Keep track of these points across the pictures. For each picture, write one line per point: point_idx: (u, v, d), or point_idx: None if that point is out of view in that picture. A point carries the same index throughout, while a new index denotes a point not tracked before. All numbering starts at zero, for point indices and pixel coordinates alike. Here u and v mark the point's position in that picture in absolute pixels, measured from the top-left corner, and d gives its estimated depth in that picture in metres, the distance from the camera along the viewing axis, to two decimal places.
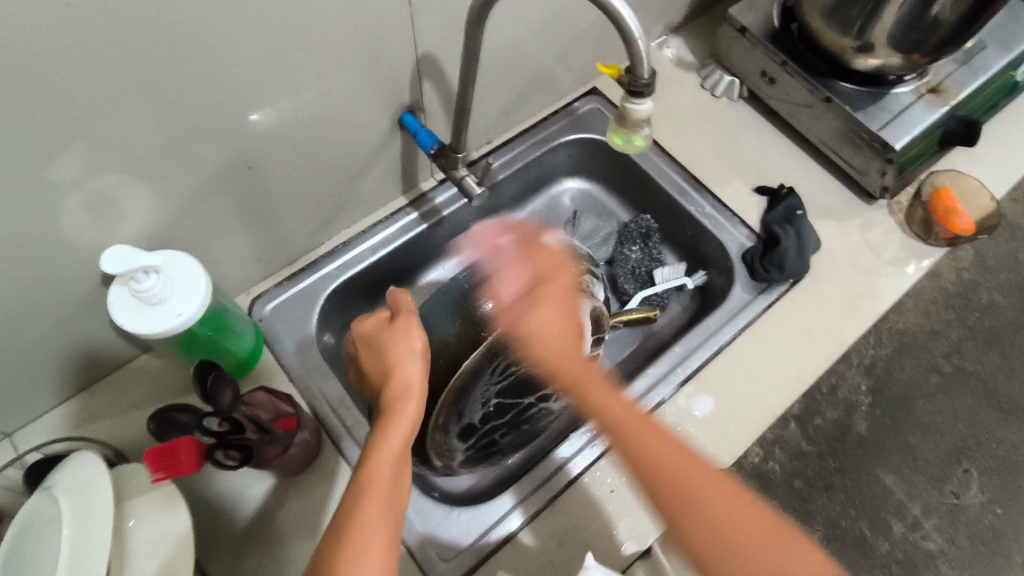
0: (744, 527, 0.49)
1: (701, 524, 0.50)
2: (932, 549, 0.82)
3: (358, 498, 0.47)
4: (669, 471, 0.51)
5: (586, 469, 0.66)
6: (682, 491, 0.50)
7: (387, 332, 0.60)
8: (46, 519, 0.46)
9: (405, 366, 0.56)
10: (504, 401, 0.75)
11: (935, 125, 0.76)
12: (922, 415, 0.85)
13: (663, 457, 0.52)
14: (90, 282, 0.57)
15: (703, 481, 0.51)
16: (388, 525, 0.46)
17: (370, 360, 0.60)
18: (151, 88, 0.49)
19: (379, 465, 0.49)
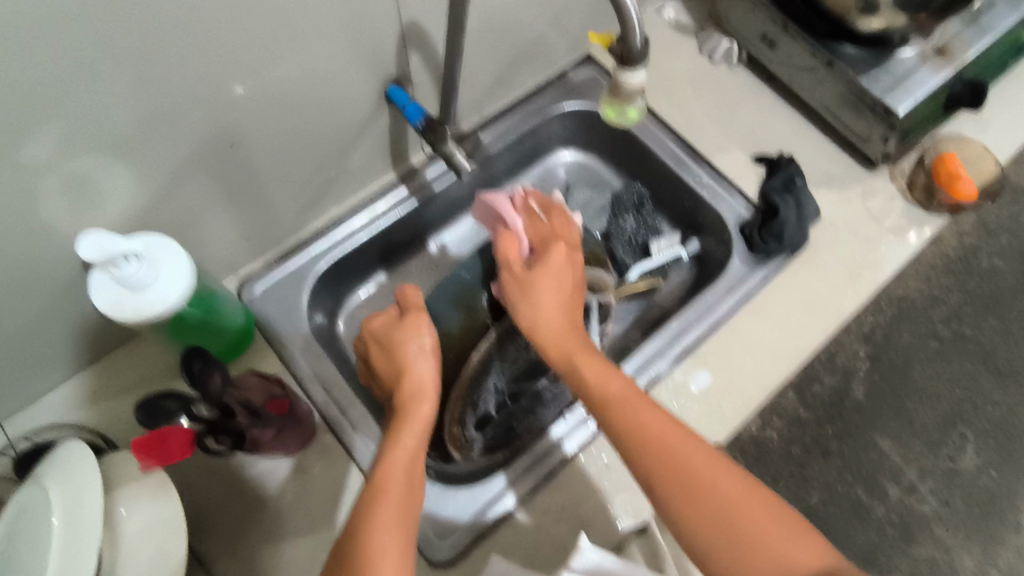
0: (739, 504, 0.50)
1: (702, 520, 0.50)
2: (927, 512, 0.82)
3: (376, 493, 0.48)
4: (665, 463, 0.51)
5: (573, 458, 0.65)
6: (679, 476, 0.51)
7: (397, 331, 0.60)
8: (38, 509, 0.46)
9: (417, 363, 0.58)
10: (516, 387, 0.76)
11: (940, 88, 0.73)
12: (919, 380, 0.85)
13: (656, 435, 0.53)
14: (72, 267, 0.56)
15: (699, 468, 0.51)
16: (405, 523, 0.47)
17: (378, 359, 0.61)
18: (123, 65, 0.47)
19: (392, 464, 0.50)
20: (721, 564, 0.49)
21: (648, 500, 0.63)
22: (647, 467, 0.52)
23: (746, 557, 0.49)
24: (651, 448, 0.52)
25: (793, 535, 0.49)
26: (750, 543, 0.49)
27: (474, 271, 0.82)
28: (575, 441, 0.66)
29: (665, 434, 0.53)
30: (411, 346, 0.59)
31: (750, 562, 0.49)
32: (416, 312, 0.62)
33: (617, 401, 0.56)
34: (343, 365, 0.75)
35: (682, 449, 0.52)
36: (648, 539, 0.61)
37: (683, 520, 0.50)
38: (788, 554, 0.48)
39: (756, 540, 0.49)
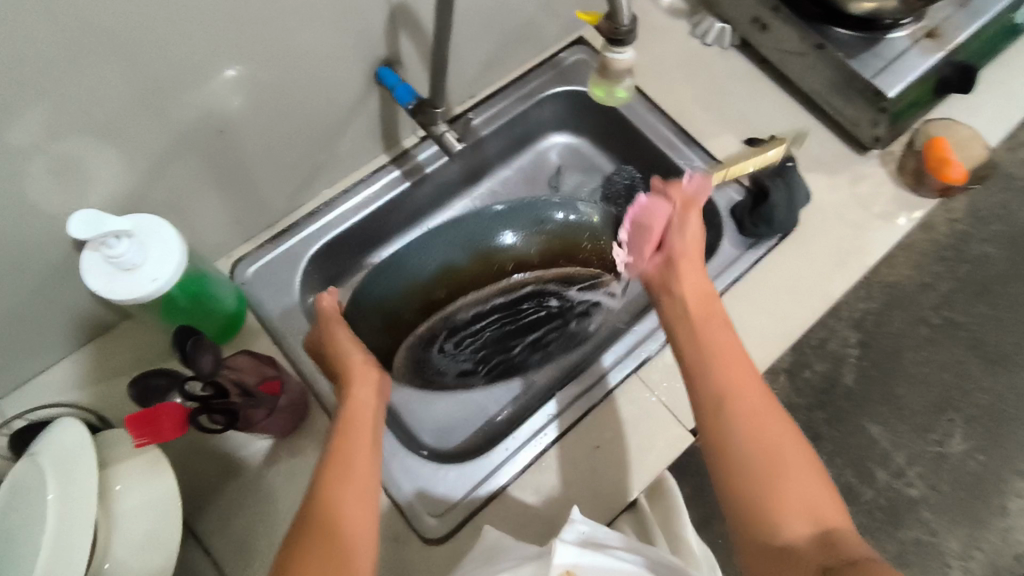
0: (789, 461, 0.47)
1: (761, 450, 0.48)
2: (916, 496, 0.95)
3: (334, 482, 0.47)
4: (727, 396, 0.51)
5: (613, 390, 0.68)
6: (737, 410, 0.50)
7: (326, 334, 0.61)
8: (32, 486, 0.47)
9: (348, 352, 0.58)
10: (501, 341, 0.74)
11: (930, 72, 0.73)
12: (910, 366, 0.95)
13: (730, 380, 0.52)
14: (61, 247, 0.56)
15: (765, 422, 0.49)
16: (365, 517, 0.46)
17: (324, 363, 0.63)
18: (107, 45, 0.47)
19: (349, 459, 0.49)
20: (750, 503, 0.46)
21: (638, 477, 0.64)
22: (729, 388, 0.52)
23: (780, 506, 0.46)
24: (720, 386, 0.52)
25: (831, 492, 0.47)
26: (789, 480, 0.46)
27: (487, 218, 0.68)
28: (624, 369, 0.69)
29: (738, 379, 0.52)
30: (338, 337, 0.60)
31: (787, 495, 0.46)
32: (330, 311, 0.62)
33: (711, 336, 0.56)
34: None
35: (744, 390, 0.51)
36: (637, 515, 0.63)
37: (733, 449, 0.49)
38: (825, 509, 0.45)
39: (797, 481, 0.46)
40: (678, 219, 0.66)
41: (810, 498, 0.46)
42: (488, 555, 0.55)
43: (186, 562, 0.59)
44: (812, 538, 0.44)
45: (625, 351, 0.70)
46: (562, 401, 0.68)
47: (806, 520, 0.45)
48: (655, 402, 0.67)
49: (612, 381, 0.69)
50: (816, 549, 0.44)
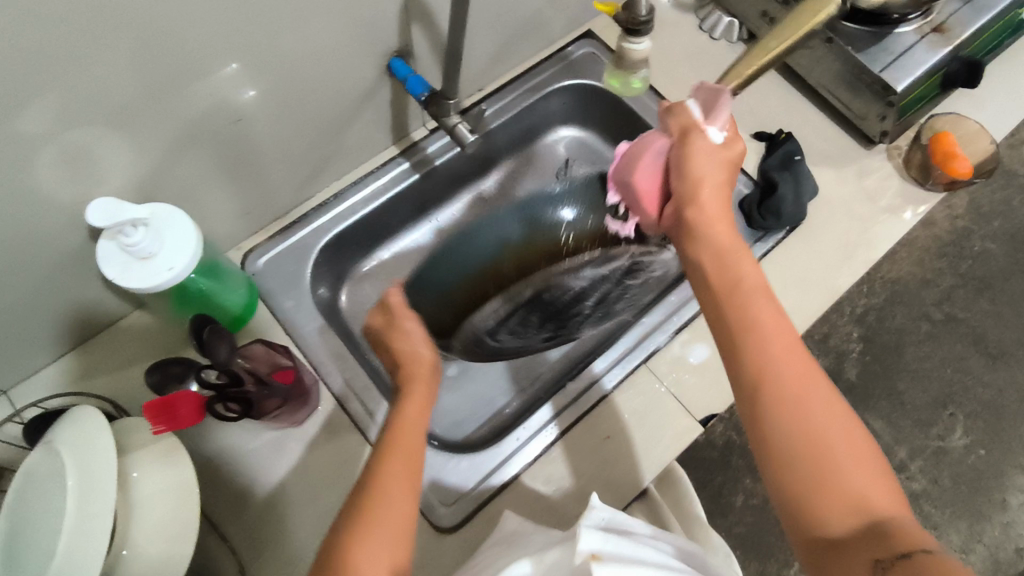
0: (833, 446, 0.44)
1: (802, 439, 0.45)
2: (916, 489, 1.02)
3: (377, 476, 0.46)
4: (764, 372, 0.47)
5: (609, 393, 0.68)
6: (777, 391, 0.46)
7: (393, 329, 0.61)
8: (50, 472, 0.47)
9: (416, 349, 0.59)
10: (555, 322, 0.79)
11: (937, 66, 0.74)
12: (911, 360, 1.04)
13: (766, 354, 0.48)
14: (73, 235, 0.56)
15: (805, 402, 0.46)
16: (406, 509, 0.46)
17: (385, 351, 0.61)
18: (122, 33, 0.47)
19: (389, 475, 0.46)
20: (794, 491, 0.44)
21: (648, 467, 0.65)
22: (773, 368, 0.47)
23: (823, 496, 0.43)
24: (757, 363, 0.48)
25: (883, 474, 0.44)
26: (838, 467, 0.44)
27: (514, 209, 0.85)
28: (618, 373, 0.69)
29: (776, 350, 0.48)
30: (408, 330, 0.61)
31: (831, 484, 0.43)
32: (399, 307, 0.62)
33: (747, 299, 0.50)
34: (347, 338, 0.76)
35: (785, 366, 0.47)
36: (650, 504, 0.64)
37: (775, 435, 0.45)
38: (873, 495, 0.43)
39: (845, 466, 0.44)
40: (689, 151, 0.59)
41: (855, 483, 0.43)
42: (507, 541, 0.56)
43: (201, 549, 0.59)
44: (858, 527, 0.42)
45: (624, 351, 0.70)
46: (568, 395, 0.68)
47: (851, 508, 0.43)
48: (663, 392, 0.68)
49: (607, 385, 0.68)
50: (864, 540, 0.41)
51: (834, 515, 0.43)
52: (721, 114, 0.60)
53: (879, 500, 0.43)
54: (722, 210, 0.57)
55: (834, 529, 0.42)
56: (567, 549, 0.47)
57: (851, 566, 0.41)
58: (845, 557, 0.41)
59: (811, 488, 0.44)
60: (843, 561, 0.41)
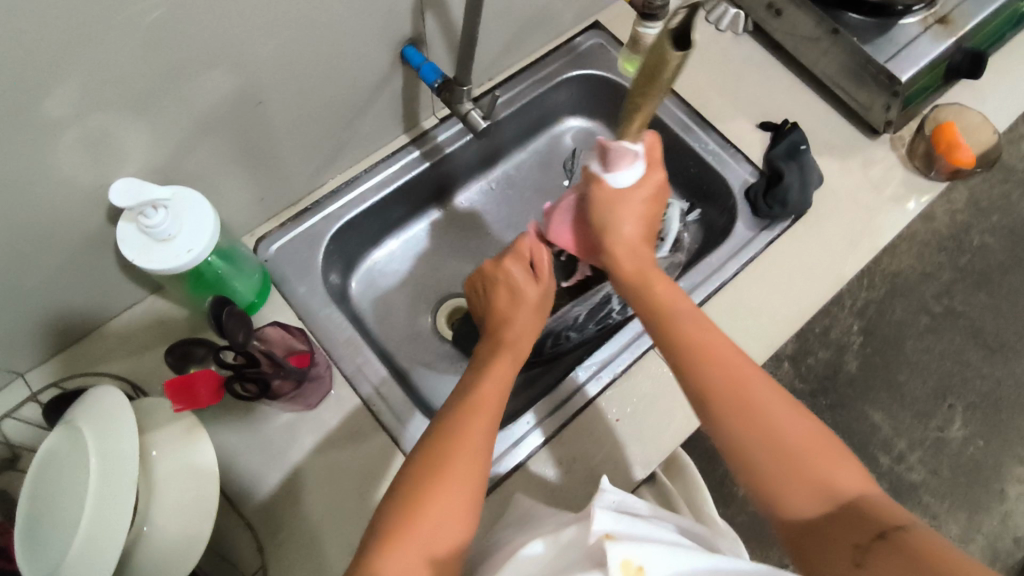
0: (791, 437, 0.46)
1: (760, 436, 0.47)
2: (916, 480, 1.04)
3: (432, 488, 0.46)
4: (714, 379, 0.49)
5: (593, 400, 0.68)
6: (727, 397, 0.49)
7: (529, 281, 0.64)
8: (72, 450, 0.47)
9: (528, 309, 0.63)
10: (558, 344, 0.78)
11: (942, 57, 0.75)
12: (911, 354, 1.04)
13: (706, 359, 0.50)
14: (93, 217, 0.56)
15: (756, 396, 0.48)
16: (473, 483, 0.47)
17: (502, 297, 0.64)
18: (148, 15, 0.47)
19: (461, 477, 0.47)
20: (765, 482, 0.46)
21: (657, 451, 0.66)
22: (719, 392, 0.49)
23: (797, 486, 0.45)
24: (704, 373, 0.50)
25: (842, 458, 0.46)
26: (805, 461, 0.45)
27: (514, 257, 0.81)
28: (601, 381, 0.69)
29: (722, 353, 0.51)
30: (528, 292, 0.64)
31: (800, 474, 0.45)
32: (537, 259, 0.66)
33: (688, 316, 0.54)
34: (357, 325, 0.77)
35: (737, 369, 0.50)
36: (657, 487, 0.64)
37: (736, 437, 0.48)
38: (847, 479, 0.45)
39: (806, 459, 0.46)
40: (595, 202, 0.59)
41: (823, 467, 0.45)
42: (522, 521, 0.56)
43: (218, 530, 0.59)
44: (829, 509, 0.44)
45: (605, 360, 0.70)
46: (559, 395, 0.68)
47: (818, 496, 0.44)
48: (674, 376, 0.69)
49: (591, 392, 0.68)
50: (836, 523, 0.43)
51: (800, 505, 0.44)
52: (625, 158, 0.57)
53: (843, 483, 0.44)
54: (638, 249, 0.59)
55: (804, 518, 0.44)
56: (582, 529, 0.47)
57: (831, 555, 0.42)
58: (824, 547, 0.42)
59: (782, 479, 0.45)
60: (823, 548, 0.42)
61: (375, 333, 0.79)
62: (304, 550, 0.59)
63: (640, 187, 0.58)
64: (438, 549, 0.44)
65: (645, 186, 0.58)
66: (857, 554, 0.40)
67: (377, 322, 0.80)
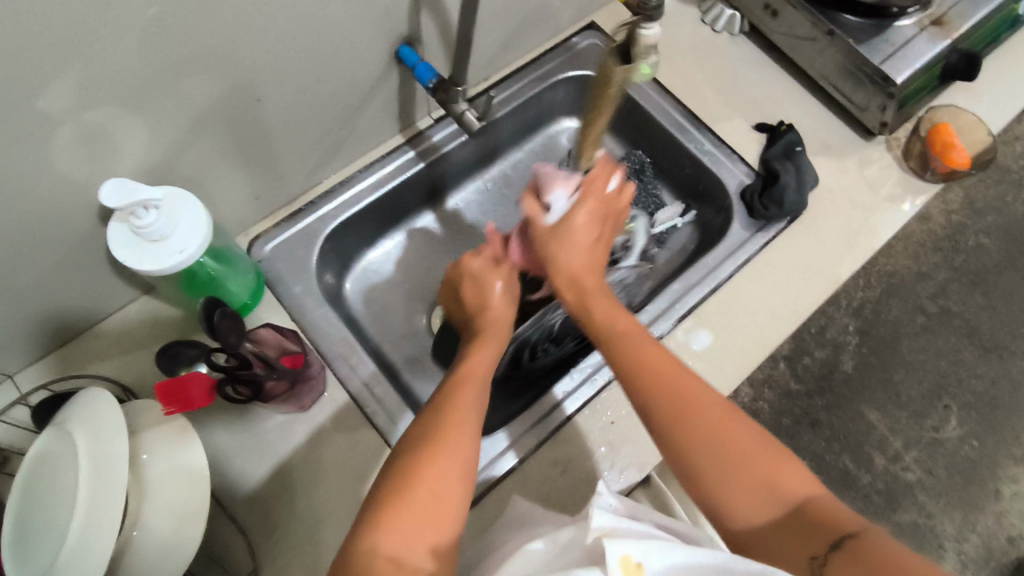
0: (736, 450, 0.49)
1: (709, 452, 0.49)
2: (911, 479, 1.03)
3: (398, 492, 0.45)
4: (666, 398, 0.51)
5: (572, 416, 0.67)
6: (677, 414, 0.50)
7: (491, 270, 0.65)
8: (62, 453, 0.47)
9: (497, 304, 0.63)
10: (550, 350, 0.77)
11: (937, 58, 0.75)
12: (907, 353, 1.03)
13: (654, 378, 0.52)
14: (86, 216, 0.56)
15: (703, 413, 0.50)
16: (467, 461, 0.48)
17: (468, 292, 0.65)
18: (144, 12, 0.47)
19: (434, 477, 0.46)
20: (718, 498, 0.48)
21: (652, 453, 0.65)
22: (663, 402, 0.51)
23: (746, 497, 0.47)
24: (655, 392, 0.52)
25: (789, 464, 0.48)
26: (754, 472, 0.48)
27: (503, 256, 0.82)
28: (579, 398, 0.68)
29: (669, 372, 0.52)
30: (495, 288, 0.64)
31: (749, 486, 0.47)
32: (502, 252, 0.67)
33: (635, 336, 0.56)
34: (352, 326, 0.77)
35: (685, 389, 0.51)
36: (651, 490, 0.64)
37: (687, 455, 0.49)
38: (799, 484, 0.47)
39: (755, 463, 0.48)
40: (542, 224, 0.63)
41: (773, 475, 0.48)
42: (518, 523, 0.56)
43: (210, 532, 0.59)
44: (779, 517, 0.46)
45: (591, 372, 0.69)
46: (539, 410, 0.67)
47: (773, 505, 0.46)
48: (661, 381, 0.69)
49: (570, 407, 0.68)
50: (791, 531, 0.45)
51: (754, 513, 0.47)
52: (557, 181, 0.66)
53: (793, 490, 0.47)
54: (590, 255, 0.60)
55: (757, 529, 0.46)
56: (582, 529, 0.47)
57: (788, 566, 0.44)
58: (781, 556, 0.45)
59: (730, 494, 0.48)
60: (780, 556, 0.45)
61: (369, 332, 0.79)
62: (298, 552, 0.59)
63: (581, 208, 0.61)
64: (441, 539, 0.45)
65: (583, 210, 0.61)
66: (815, 567, 0.43)
67: (371, 322, 0.80)
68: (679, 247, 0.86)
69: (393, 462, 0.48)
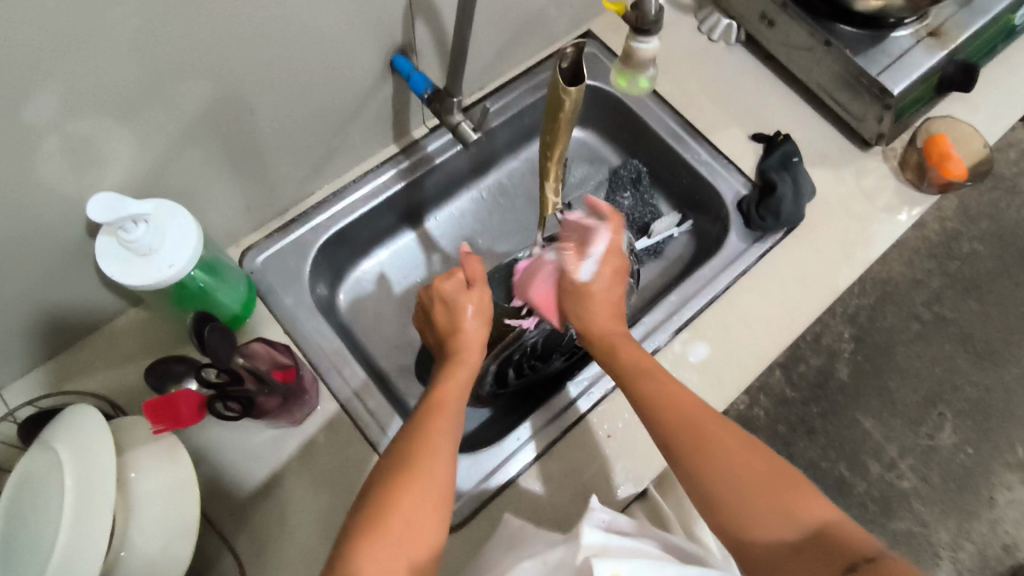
0: (746, 472, 0.50)
1: (719, 470, 0.51)
2: (906, 487, 1.04)
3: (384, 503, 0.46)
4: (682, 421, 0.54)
5: (585, 415, 0.67)
6: (691, 431, 0.53)
7: (464, 292, 0.63)
8: (46, 472, 0.46)
9: (469, 329, 0.61)
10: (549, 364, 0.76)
11: (934, 68, 0.74)
12: (902, 361, 1.06)
13: (669, 401, 0.55)
14: (74, 228, 0.55)
15: (715, 436, 0.52)
16: (438, 490, 0.48)
17: (440, 314, 0.64)
18: (130, 20, 0.46)
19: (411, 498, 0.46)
20: (729, 519, 0.49)
21: (649, 468, 0.65)
22: (677, 432, 0.53)
23: (763, 518, 0.48)
24: (668, 411, 0.54)
25: (804, 488, 0.50)
26: (766, 494, 0.49)
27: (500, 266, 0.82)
28: (591, 398, 0.68)
29: (683, 397, 0.55)
30: (465, 310, 0.62)
31: (762, 509, 0.49)
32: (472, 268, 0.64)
33: (649, 368, 0.58)
34: (346, 337, 0.76)
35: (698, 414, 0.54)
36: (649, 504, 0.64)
37: (695, 473, 0.51)
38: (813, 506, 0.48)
39: (762, 487, 0.49)
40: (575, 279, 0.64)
41: (789, 499, 0.49)
42: (513, 540, 0.55)
43: (200, 548, 0.58)
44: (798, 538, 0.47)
45: (589, 383, 0.69)
46: (553, 408, 0.68)
47: (788, 524, 0.48)
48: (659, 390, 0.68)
49: (583, 407, 0.68)
50: (808, 549, 0.46)
51: (773, 536, 0.48)
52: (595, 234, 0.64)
53: (808, 512, 0.48)
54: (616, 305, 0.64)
55: (777, 549, 0.47)
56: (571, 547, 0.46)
57: None
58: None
59: (745, 513, 0.49)
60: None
61: (363, 343, 0.78)
62: (288, 568, 0.58)
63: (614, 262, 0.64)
64: (420, 556, 0.45)
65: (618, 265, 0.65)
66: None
67: (365, 332, 0.79)
68: (676, 257, 0.86)
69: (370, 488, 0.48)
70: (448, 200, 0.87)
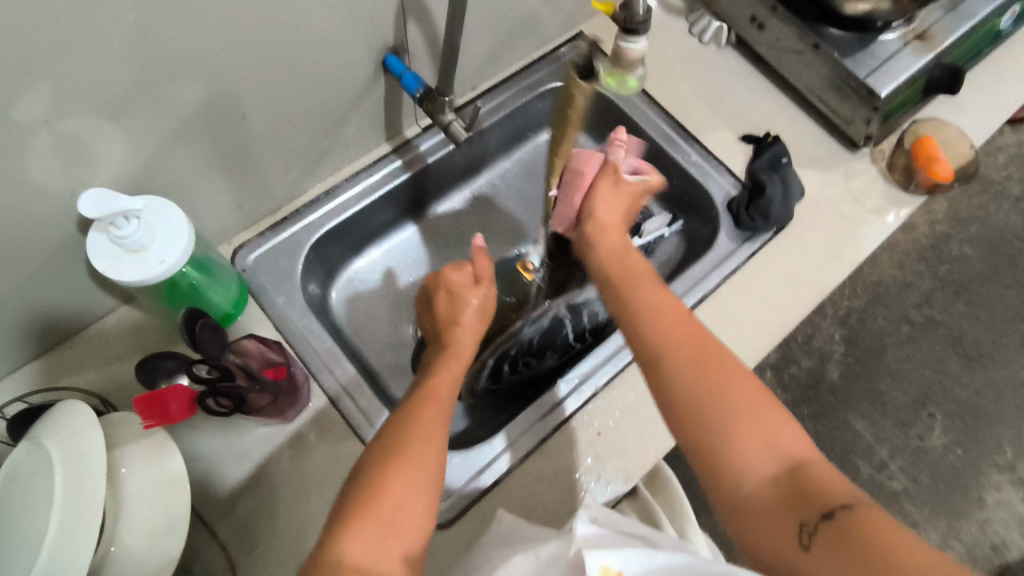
0: (740, 397, 0.50)
1: (709, 395, 0.50)
2: (897, 487, 1.04)
3: (377, 492, 0.46)
4: (684, 343, 0.53)
5: (572, 416, 0.68)
6: (690, 355, 0.53)
7: (470, 287, 0.64)
8: (36, 468, 0.46)
9: (468, 321, 0.63)
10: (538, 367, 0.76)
11: (921, 72, 0.76)
12: (892, 362, 1.09)
13: (672, 326, 0.55)
14: (64, 226, 0.55)
15: (716, 364, 0.52)
16: (431, 473, 0.48)
17: (441, 305, 0.65)
18: (122, 19, 0.46)
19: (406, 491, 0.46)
20: (712, 453, 0.48)
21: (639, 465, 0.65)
22: (680, 350, 0.53)
23: (746, 450, 0.47)
24: (669, 335, 0.54)
25: (791, 429, 0.49)
26: (754, 425, 0.48)
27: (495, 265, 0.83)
28: (580, 397, 0.68)
29: (687, 326, 0.55)
30: (469, 303, 0.63)
31: (748, 443, 0.48)
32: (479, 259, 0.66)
33: (653, 297, 0.58)
34: (337, 336, 0.76)
35: (704, 340, 0.54)
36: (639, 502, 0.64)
37: (687, 395, 0.51)
38: (795, 446, 0.48)
39: (751, 427, 0.48)
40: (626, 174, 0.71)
41: (776, 435, 0.48)
42: (503, 537, 0.55)
43: (189, 545, 0.58)
44: (779, 480, 0.46)
45: (580, 381, 0.69)
46: (543, 406, 0.68)
47: (773, 461, 0.47)
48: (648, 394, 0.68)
49: (570, 407, 0.68)
50: (784, 486, 0.45)
51: (757, 476, 0.46)
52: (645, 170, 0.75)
53: (795, 449, 0.47)
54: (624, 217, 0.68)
55: (759, 480, 0.46)
56: (565, 544, 0.46)
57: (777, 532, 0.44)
58: (773, 521, 0.44)
59: (730, 440, 0.48)
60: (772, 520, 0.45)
61: (355, 342, 0.78)
62: (277, 566, 0.58)
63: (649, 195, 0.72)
64: (410, 548, 0.45)
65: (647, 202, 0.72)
66: (804, 535, 0.43)
67: (358, 331, 0.79)
68: (666, 257, 0.87)
69: (363, 466, 0.48)
70: (440, 200, 0.87)
